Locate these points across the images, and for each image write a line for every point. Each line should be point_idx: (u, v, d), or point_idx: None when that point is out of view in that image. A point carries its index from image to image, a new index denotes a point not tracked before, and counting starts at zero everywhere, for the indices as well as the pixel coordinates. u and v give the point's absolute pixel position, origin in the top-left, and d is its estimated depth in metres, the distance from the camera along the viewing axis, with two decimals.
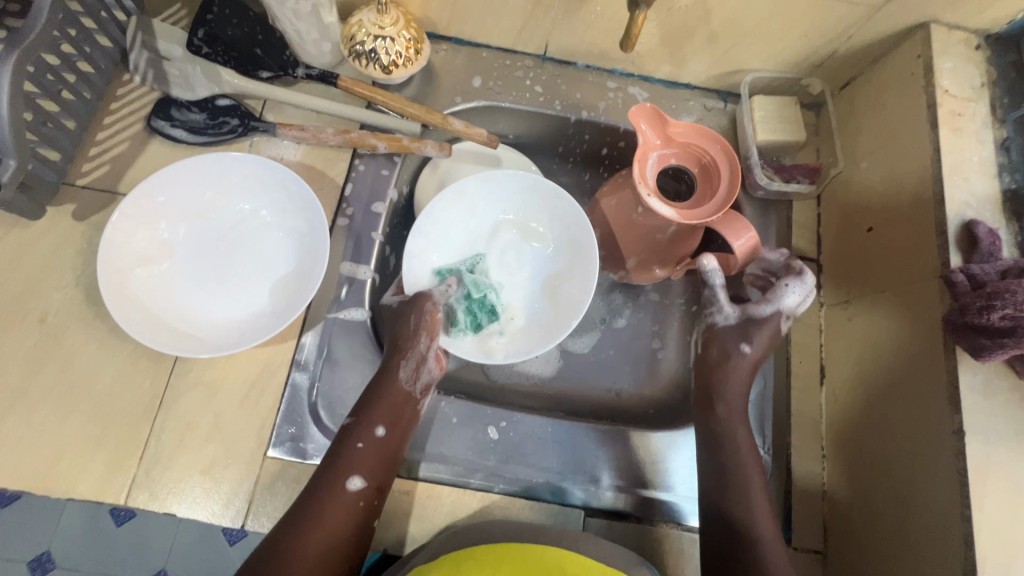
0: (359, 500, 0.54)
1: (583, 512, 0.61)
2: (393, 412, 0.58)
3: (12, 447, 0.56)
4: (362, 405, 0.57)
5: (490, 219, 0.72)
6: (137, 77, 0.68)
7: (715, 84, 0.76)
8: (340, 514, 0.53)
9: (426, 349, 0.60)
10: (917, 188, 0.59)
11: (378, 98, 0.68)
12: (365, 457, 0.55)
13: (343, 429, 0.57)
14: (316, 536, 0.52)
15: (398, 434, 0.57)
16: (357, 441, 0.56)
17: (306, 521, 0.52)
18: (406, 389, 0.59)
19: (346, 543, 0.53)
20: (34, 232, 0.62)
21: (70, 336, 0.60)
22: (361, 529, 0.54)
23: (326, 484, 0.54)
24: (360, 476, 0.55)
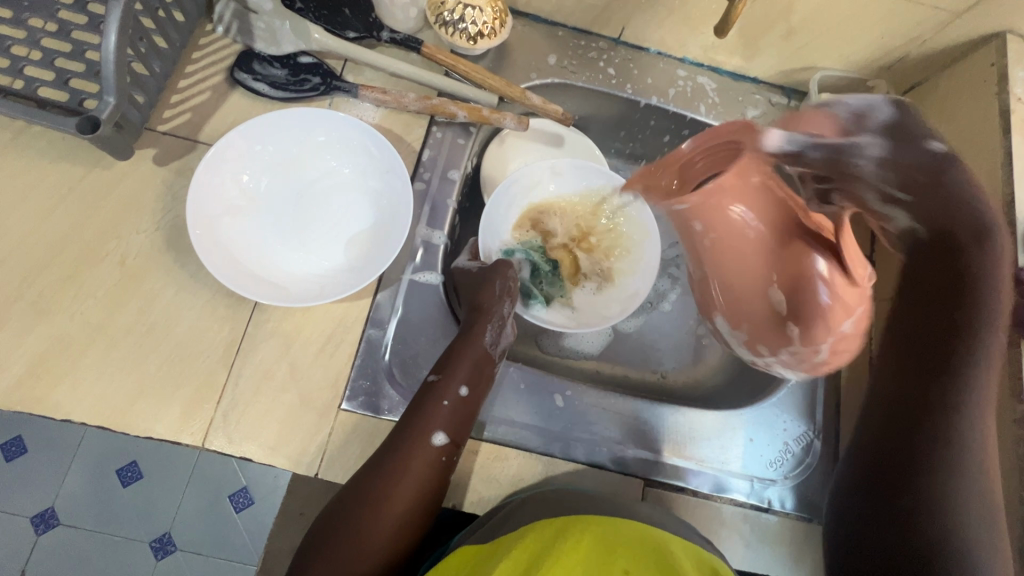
0: (441, 456, 0.56)
1: (643, 482, 0.63)
2: (474, 373, 0.59)
3: (92, 383, 0.56)
4: (447, 363, 0.58)
5: (549, 197, 0.75)
6: (221, 29, 0.68)
7: (781, 80, 0.78)
8: (424, 467, 0.55)
9: (507, 313, 0.62)
10: (985, 191, 0.61)
11: (459, 67, 0.69)
12: (448, 413, 0.57)
13: (425, 386, 0.58)
14: (402, 485, 0.54)
15: (479, 393, 0.59)
16: (441, 398, 0.57)
17: (391, 470, 0.54)
18: (488, 350, 0.60)
19: (428, 493, 0.55)
20: (115, 174, 0.62)
21: (150, 278, 0.60)
22: (440, 482, 0.56)
23: (411, 437, 0.55)
24: (443, 432, 0.56)
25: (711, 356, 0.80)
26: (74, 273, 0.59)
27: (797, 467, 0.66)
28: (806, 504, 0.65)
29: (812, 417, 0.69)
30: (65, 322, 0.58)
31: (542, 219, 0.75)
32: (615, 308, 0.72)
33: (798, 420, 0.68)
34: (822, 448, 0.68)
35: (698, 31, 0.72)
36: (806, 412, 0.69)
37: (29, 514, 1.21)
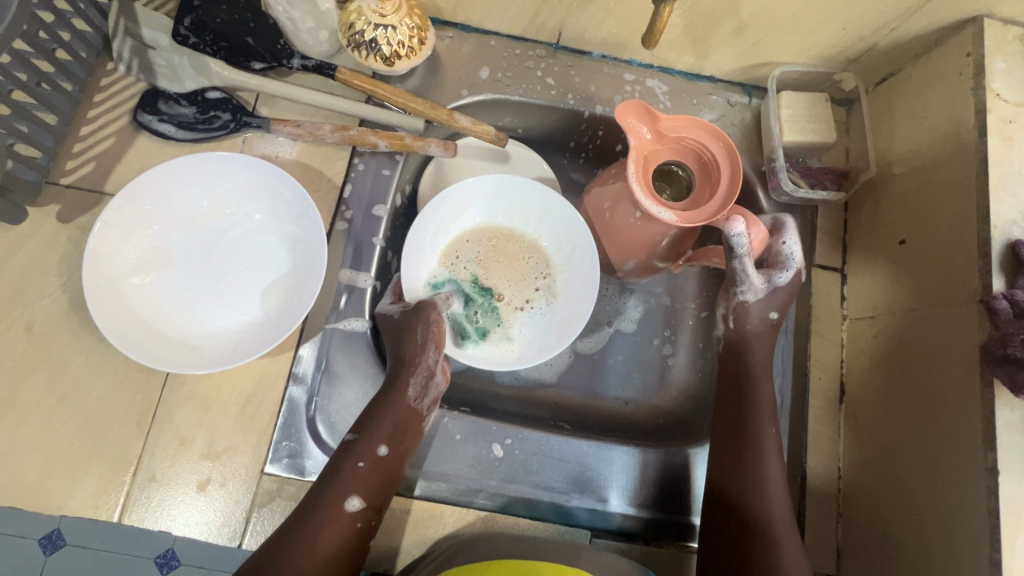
0: (357, 522, 0.52)
1: (588, 532, 0.60)
2: (396, 430, 0.55)
3: (2, 460, 0.54)
4: (366, 421, 0.55)
5: (483, 224, 0.68)
6: (120, 67, 0.63)
7: (740, 77, 0.71)
8: (337, 536, 0.51)
9: (432, 363, 0.58)
10: (960, 202, 0.54)
11: (378, 93, 0.64)
12: (365, 476, 0.53)
13: (342, 446, 0.55)
14: (311, 561, 0.49)
15: (401, 451, 0.55)
16: (358, 460, 0.54)
17: (300, 545, 0.50)
18: (411, 404, 0.57)
19: (343, 565, 0.51)
20: (16, 235, 0.59)
21: (59, 345, 0.57)
22: (358, 550, 0.52)
23: (323, 504, 0.52)
24: (359, 497, 0.53)
25: (676, 381, 0.74)
26: None
27: None
28: None
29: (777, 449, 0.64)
30: None
31: (475, 245, 0.68)
32: (556, 337, 0.64)
33: None
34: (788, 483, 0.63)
35: (639, 33, 0.65)
36: None
37: None
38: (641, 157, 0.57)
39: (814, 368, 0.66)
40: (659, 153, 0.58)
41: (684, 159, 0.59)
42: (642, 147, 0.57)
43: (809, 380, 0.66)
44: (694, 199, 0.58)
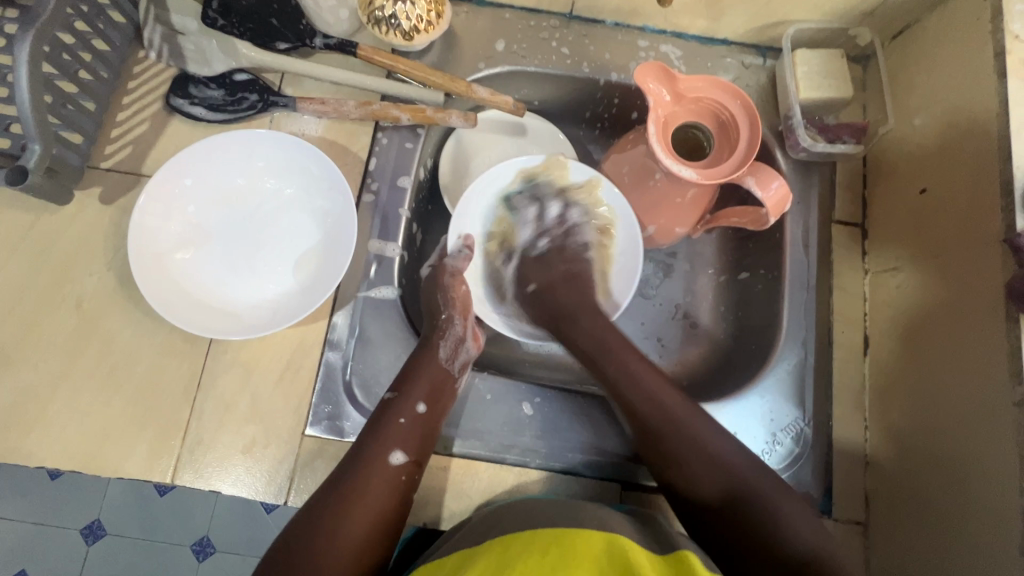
0: (402, 476, 0.54)
1: (618, 486, 0.62)
2: (433, 389, 0.58)
3: (60, 427, 0.57)
4: (403, 381, 0.58)
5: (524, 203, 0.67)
6: (152, 54, 0.66)
7: (754, 38, 0.71)
8: (385, 488, 0.53)
9: (459, 327, 0.62)
10: (981, 147, 0.54)
11: (398, 67, 0.65)
12: (406, 431, 0.56)
13: (383, 404, 0.57)
14: (359, 509, 0.51)
15: (438, 409, 0.58)
16: (399, 416, 0.56)
17: (349, 493, 0.52)
18: (443, 365, 0.60)
19: (391, 517, 0.53)
20: (63, 217, 0.62)
21: (107, 319, 0.60)
22: (403, 503, 0.54)
23: (368, 457, 0.54)
24: (402, 451, 0.55)
25: (700, 344, 0.75)
26: (34, 321, 0.59)
27: (789, 458, 0.63)
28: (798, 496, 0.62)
29: (803, 401, 0.65)
30: (31, 372, 0.58)
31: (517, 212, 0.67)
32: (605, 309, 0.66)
33: (787, 407, 0.64)
34: (814, 433, 0.64)
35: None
36: (796, 396, 0.65)
37: (78, 526, 1.10)
38: (660, 117, 0.58)
39: (837, 322, 0.67)
40: (677, 114, 0.59)
41: (701, 119, 0.60)
42: (662, 107, 0.58)
43: (833, 334, 0.66)
44: (714, 158, 0.59)
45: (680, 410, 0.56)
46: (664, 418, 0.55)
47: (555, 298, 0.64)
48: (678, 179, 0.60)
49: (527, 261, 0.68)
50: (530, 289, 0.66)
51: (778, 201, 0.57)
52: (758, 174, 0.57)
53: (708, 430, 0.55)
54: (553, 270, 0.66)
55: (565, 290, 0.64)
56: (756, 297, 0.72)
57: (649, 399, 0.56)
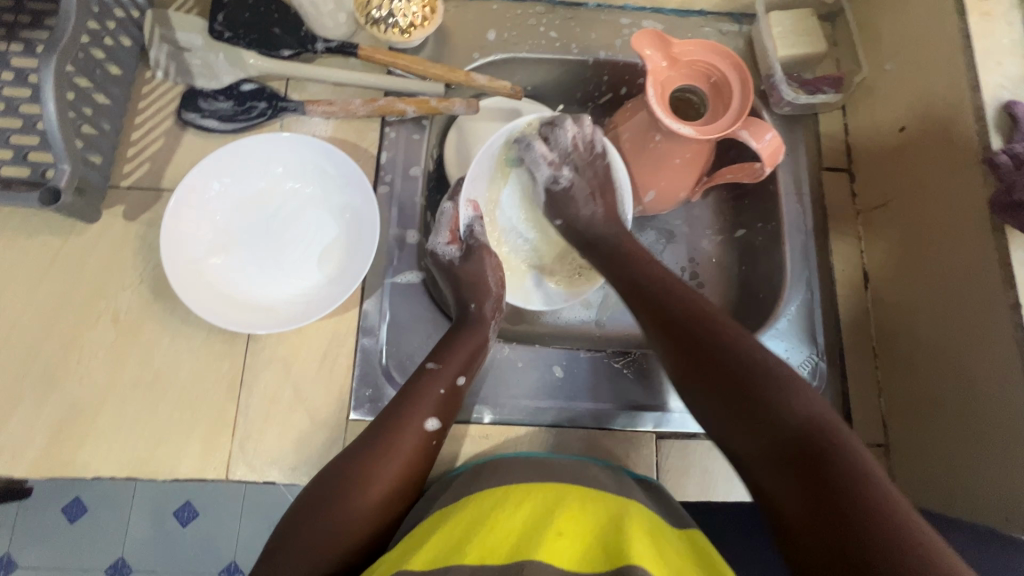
0: (433, 441, 0.56)
1: (654, 435, 0.64)
2: (470, 358, 0.60)
3: (111, 437, 0.59)
4: (444, 351, 0.59)
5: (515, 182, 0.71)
6: (159, 73, 0.68)
7: (728, 6, 0.76)
8: (415, 450, 0.54)
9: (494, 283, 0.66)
10: (951, 80, 0.59)
11: (399, 63, 0.69)
12: (441, 400, 0.57)
13: (421, 372, 0.58)
14: (389, 464, 0.53)
15: (472, 382, 0.60)
16: (437, 384, 0.57)
17: (380, 449, 0.53)
18: (485, 340, 0.62)
19: (415, 477, 0.54)
20: (90, 237, 0.64)
21: (145, 329, 0.62)
22: (428, 465, 0.55)
23: (405, 417, 0.55)
24: (436, 418, 0.56)
25: (710, 299, 0.78)
26: (74, 339, 0.61)
27: None
28: None
29: (814, 337, 0.68)
30: (75, 388, 0.60)
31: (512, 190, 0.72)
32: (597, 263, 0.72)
33: (801, 345, 0.68)
34: (828, 367, 0.68)
35: None
36: (807, 334, 0.69)
37: None
38: (658, 82, 0.61)
39: (837, 262, 0.71)
40: (673, 78, 0.62)
41: (694, 83, 0.63)
42: (658, 72, 0.61)
43: (834, 274, 0.71)
44: (711, 116, 0.62)
45: (708, 307, 0.54)
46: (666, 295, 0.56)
47: (612, 204, 0.67)
48: (678, 139, 0.63)
49: (553, 194, 0.68)
50: (558, 223, 0.69)
51: (774, 152, 0.61)
52: (753, 126, 0.60)
53: (734, 331, 0.52)
54: (594, 181, 0.67)
55: (586, 204, 0.67)
56: (758, 248, 0.75)
57: (690, 312, 0.54)
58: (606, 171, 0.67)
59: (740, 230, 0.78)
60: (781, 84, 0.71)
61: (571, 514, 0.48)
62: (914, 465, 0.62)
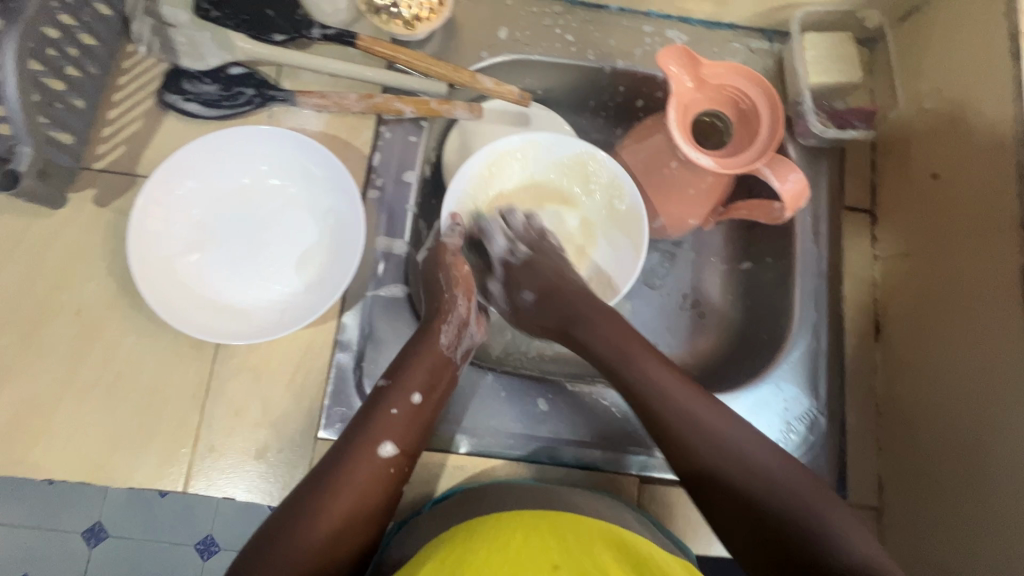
0: (391, 468, 0.53)
1: (638, 479, 0.61)
2: (430, 377, 0.56)
3: (66, 438, 0.56)
4: (399, 368, 0.56)
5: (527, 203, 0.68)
6: (142, 48, 0.63)
7: (761, 22, 0.70)
8: (369, 477, 0.52)
9: (464, 310, 0.60)
10: (996, 130, 0.55)
11: (400, 58, 0.64)
12: (398, 422, 0.54)
13: (376, 391, 0.56)
14: (341, 497, 0.50)
15: (433, 401, 0.56)
16: (391, 406, 0.54)
17: (334, 482, 0.50)
18: (443, 351, 0.58)
19: (370, 506, 0.51)
20: (57, 221, 0.60)
21: (109, 326, 0.58)
22: (390, 495, 0.53)
23: (356, 443, 0.53)
24: (392, 443, 0.53)
25: (708, 333, 0.74)
26: (33, 330, 0.57)
27: (801, 446, 0.63)
28: None
29: (815, 388, 0.65)
30: (32, 383, 0.56)
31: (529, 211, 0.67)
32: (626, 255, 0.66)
33: (800, 395, 0.65)
34: (828, 421, 0.64)
35: None
36: (809, 384, 0.65)
37: (78, 529, 1.13)
38: (681, 104, 0.57)
39: (849, 309, 0.67)
40: (697, 100, 0.58)
41: (719, 108, 0.59)
42: (683, 94, 0.57)
43: (845, 321, 0.67)
44: (734, 146, 0.59)
45: (698, 409, 0.54)
46: (659, 402, 0.54)
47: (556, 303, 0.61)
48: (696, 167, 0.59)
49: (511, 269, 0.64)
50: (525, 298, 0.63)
51: (798, 195, 0.56)
52: (780, 164, 0.56)
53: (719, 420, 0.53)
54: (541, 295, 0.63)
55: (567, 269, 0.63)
56: (766, 285, 0.71)
57: (657, 393, 0.55)
58: (554, 253, 0.64)
59: (749, 262, 0.74)
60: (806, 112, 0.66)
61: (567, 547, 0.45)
62: (906, 531, 0.60)
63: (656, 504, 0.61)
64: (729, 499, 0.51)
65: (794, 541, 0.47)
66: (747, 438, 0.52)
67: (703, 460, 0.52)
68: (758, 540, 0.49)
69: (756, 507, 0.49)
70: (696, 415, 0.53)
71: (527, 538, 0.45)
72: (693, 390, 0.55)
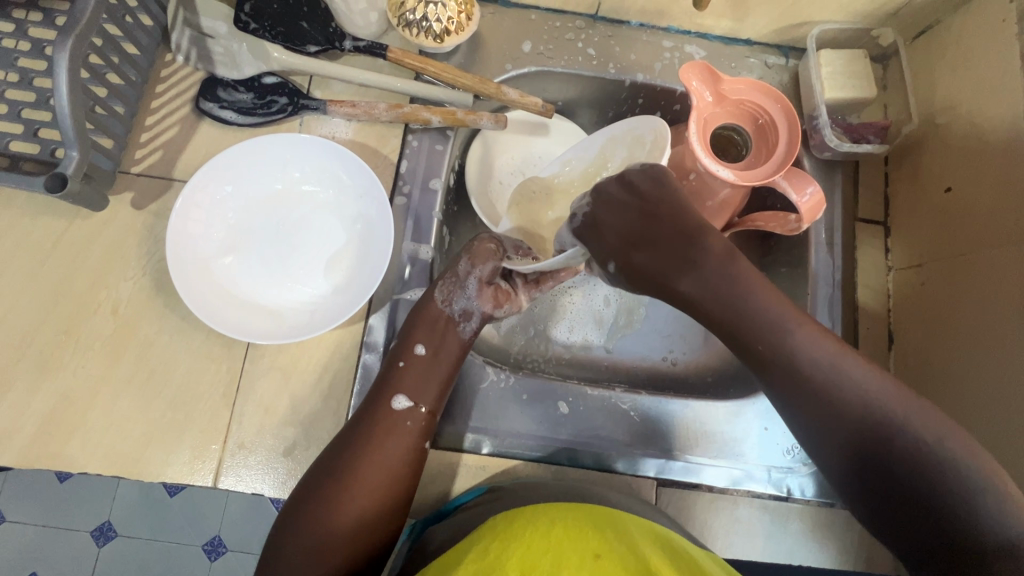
0: (409, 420, 0.57)
1: (655, 483, 0.63)
2: (433, 333, 0.60)
3: (101, 433, 0.57)
4: (405, 330, 0.60)
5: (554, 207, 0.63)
6: (180, 58, 0.65)
7: (777, 38, 0.72)
8: (386, 435, 0.56)
9: (464, 272, 0.61)
10: (1010, 147, 0.56)
11: (428, 70, 0.66)
12: (404, 377, 0.58)
13: (386, 355, 0.60)
14: (367, 451, 0.55)
15: (438, 354, 0.59)
16: (398, 361, 0.59)
17: (359, 440, 0.55)
18: (441, 308, 0.61)
19: (396, 462, 0.55)
20: (96, 223, 0.62)
21: (144, 325, 0.60)
22: (416, 448, 0.57)
23: (372, 404, 0.57)
24: (404, 396, 0.58)
25: None
26: (71, 328, 0.59)
27: None
28: (827, 491, 0.63)
29: None
30: (68, 378, 0.58)
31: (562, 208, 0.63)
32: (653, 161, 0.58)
33: None
34: None
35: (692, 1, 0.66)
36: None
37: (87, 527, 1.14)
38: (701, 118, 0.59)
39: (862, 319, 0.69)
40: (717, 115, 0.60)
41: (738, 123, 0.61)
42: (703, 108, 0.59)
43: (858, 331, 0.68)
44: (751, 160, 0.60)
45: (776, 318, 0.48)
46: (768, 334, 0.48)
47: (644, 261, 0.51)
48: (714, 179, 0.60)
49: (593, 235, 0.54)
50: (611, 268, 0.52)
51: (814, 208, 0.58)
52: (797, 178, 0.58)
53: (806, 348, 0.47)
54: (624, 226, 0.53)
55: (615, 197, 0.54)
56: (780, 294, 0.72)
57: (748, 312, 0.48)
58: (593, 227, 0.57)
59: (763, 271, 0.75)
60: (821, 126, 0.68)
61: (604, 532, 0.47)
62: None
63: (672, 507, 0.63)
64: (837, 426, 0.46)
65: (903, 472, 0.44)
66: (865, 370, 0.47)
67: (805, 389, 0.47)
68: (871, 486, 0.46)
69: (861, 438, 0.45)
70: (797, 342, 0.47)
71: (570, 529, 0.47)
72: (802, 320, 0.48)
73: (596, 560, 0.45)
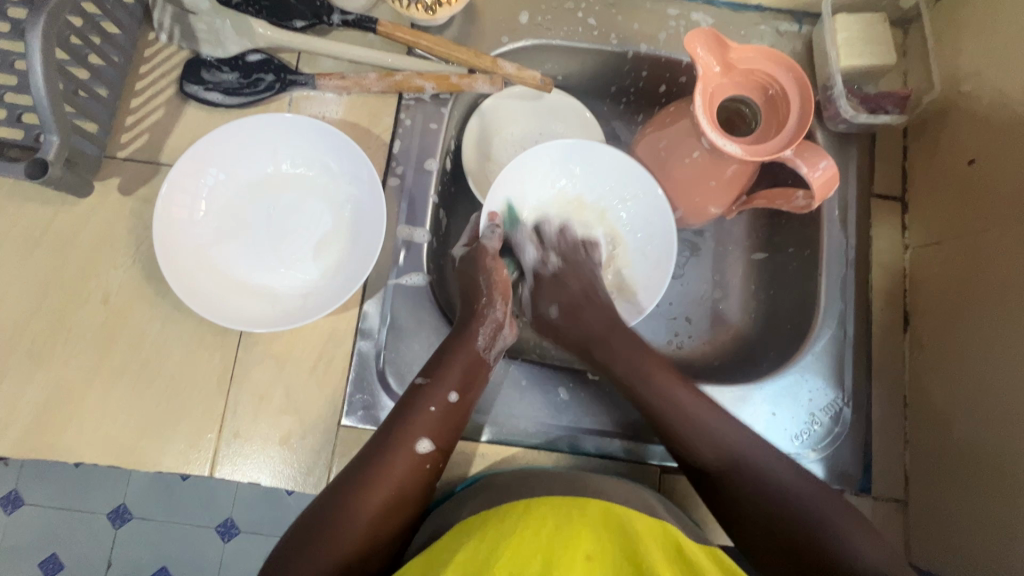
0: (428, 464, 0.53)
1: (659, 470, 0.61)
2: (466, 377, 0.57)
3: (95, 422, 0.57)
4: (438, 366, 0.57)
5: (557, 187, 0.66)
6: (163, 36, 0.63)
7: (790, 3, 0.68)
8: (407, 474, 0.52)
9: (502, 314, 0.60)
10: None
11: (421, 44, 0.63)
12: (435, 420, 0.54)
13: (413, 389, 0.56)
14: (382, 486, 0.51)
15: (470, 399, 0.57)
16: (430, 403, 0.55)
17: (372, 475, 0.51)
18: (480, 353, 0.58)
19: (412, 501, 0.52)
20: (83, 209, 0.60)
21: (135, 313, 0.59)
22: (426, 491, 0.53)
23: (397, 441, 0.53)
24: (429, 440, 0.54)
25: (730, 324, 0.72)
26: (63, 317, 0.58)
27: (827, 438, 0.62)
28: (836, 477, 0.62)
29: (841, 381, 0.64)
30: (62, 368, 0.57)
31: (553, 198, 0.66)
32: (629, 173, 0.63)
33: (825, 387, 0.64)
34: (853, 413, 0.63)
35: None
36: (835, 377, 0.64)
37: (104, 510, 1.16)
38: (708, 88, 0.55)
39: (876, 300, 0.66)
40: (724, 86, 0.57)
41: (747, 94, 0.57)
42: (710, 78, 0.55)
43: (872, 313, 0.65)
44: (762, 134, 0.57)
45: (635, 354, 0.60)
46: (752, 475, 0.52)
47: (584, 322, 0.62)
48: (721, 155, 0.57)
49: (542, 280, 0.65)
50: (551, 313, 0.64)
51: (827, 184, 0.55)
52: (806, 151, 0.54)
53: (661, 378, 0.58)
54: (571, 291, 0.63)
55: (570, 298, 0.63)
56: (790, 275, 0.69)
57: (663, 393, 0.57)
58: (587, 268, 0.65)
59: (771, 250, 0.72)
60: (836, 94, 0.64)
61: (600, 537, 0.44)
62: (932, 527, 0.59)
63: (678, 495, 0.61)
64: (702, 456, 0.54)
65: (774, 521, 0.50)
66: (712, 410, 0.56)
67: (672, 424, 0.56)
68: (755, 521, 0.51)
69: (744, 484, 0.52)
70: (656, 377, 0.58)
71: (561, 525, 0.45)
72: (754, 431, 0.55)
73: (588, 561, 0.42)
